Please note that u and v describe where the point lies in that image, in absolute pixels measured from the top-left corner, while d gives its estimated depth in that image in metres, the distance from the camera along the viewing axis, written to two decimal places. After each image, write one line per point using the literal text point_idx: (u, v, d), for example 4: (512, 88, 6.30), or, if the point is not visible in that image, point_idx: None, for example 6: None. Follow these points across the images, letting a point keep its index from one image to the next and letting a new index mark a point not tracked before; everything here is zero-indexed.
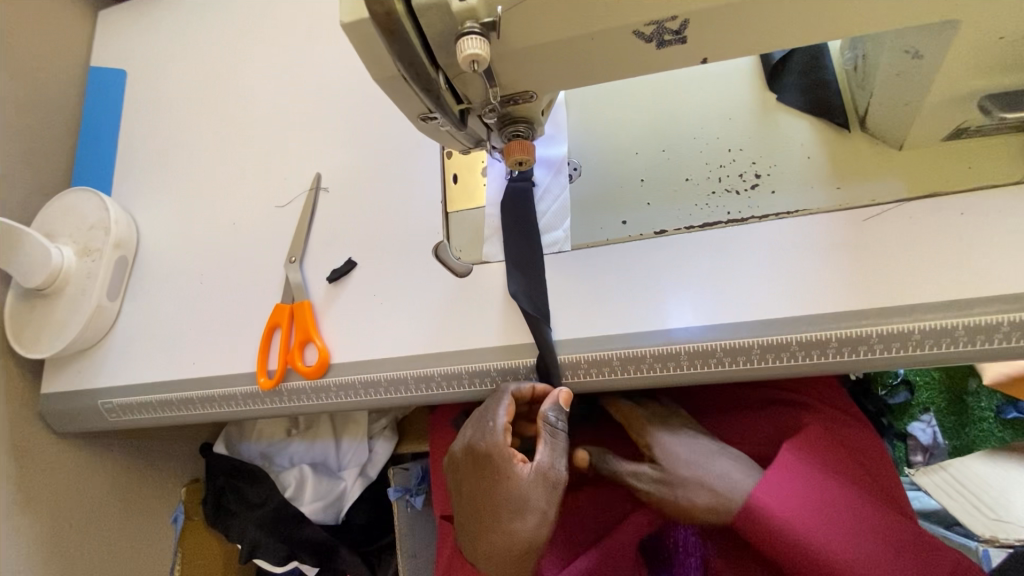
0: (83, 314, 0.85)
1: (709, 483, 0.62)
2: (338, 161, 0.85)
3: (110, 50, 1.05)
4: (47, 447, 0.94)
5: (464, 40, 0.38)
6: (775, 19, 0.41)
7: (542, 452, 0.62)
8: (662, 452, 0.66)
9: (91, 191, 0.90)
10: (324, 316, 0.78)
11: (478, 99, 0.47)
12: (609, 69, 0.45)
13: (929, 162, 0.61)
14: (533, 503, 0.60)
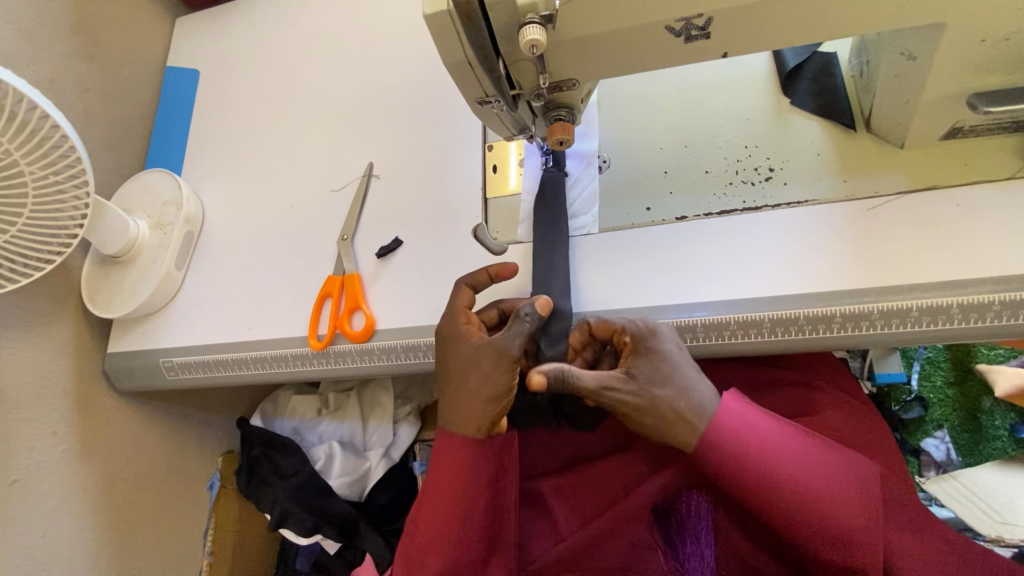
0: (153, 279, 0.94)
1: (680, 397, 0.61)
2: (389, 151, 0.94)
3: (186, 52, 1.18)
4: (108, 403, 1.02)
5: (525, 28, 0.45)
6: (782, 21, 0.48)
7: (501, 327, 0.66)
8: (643, 365, 0.62)
9: (165, 172, 1.01)
10: (371, 288, 0.87)
11: (528, 86, 0.55)
12: (641, 60, 0.52)
13: (928, 159, 0.67)
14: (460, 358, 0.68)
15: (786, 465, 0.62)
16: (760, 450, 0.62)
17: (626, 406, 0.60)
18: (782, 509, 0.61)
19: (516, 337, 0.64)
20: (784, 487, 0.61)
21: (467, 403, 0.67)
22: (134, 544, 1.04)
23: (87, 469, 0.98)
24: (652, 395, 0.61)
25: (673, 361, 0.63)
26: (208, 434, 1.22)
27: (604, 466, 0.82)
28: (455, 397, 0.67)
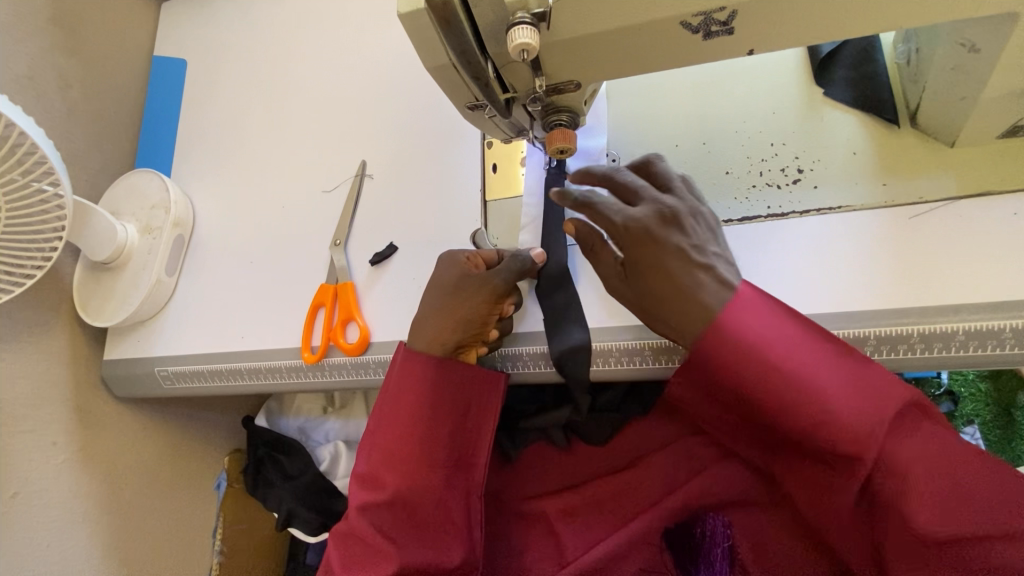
0: (144, 286, 0.91)
1: (694, 258, 0.53)
2: (383, 149, 0.88)
3: (172, 41, 1.12)
4: (108, 410, 1.01)
5: (514, 30, 0.39)
6: (824, 10, 0.40)
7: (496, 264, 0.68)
8: (658, 210, 0.55)
9: (153, 172, 0.96)
10: (365, 297, 0.82)
11: (523, 88, 0.48)
12: (651, 60, 0.45)
13: (982, 159, 0.59)
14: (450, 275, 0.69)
15: (829, 382, 0.49)
16: (818, 388, 0.49)
17: (632, 238, 0.54)
18: (834, 429, 0.49)
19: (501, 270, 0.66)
20: (834, 410, 0.49)
21: (441, 323, 0.67)
22: (142, 548, 1.04)
23: (90, 476, 0.97)
24: (662, 242, 0.54)
25: (670, 251, 0.54)
26: (212, 434, 1.21)
27: (616, 480, 0.78)
28: (429, 317, 0.68)
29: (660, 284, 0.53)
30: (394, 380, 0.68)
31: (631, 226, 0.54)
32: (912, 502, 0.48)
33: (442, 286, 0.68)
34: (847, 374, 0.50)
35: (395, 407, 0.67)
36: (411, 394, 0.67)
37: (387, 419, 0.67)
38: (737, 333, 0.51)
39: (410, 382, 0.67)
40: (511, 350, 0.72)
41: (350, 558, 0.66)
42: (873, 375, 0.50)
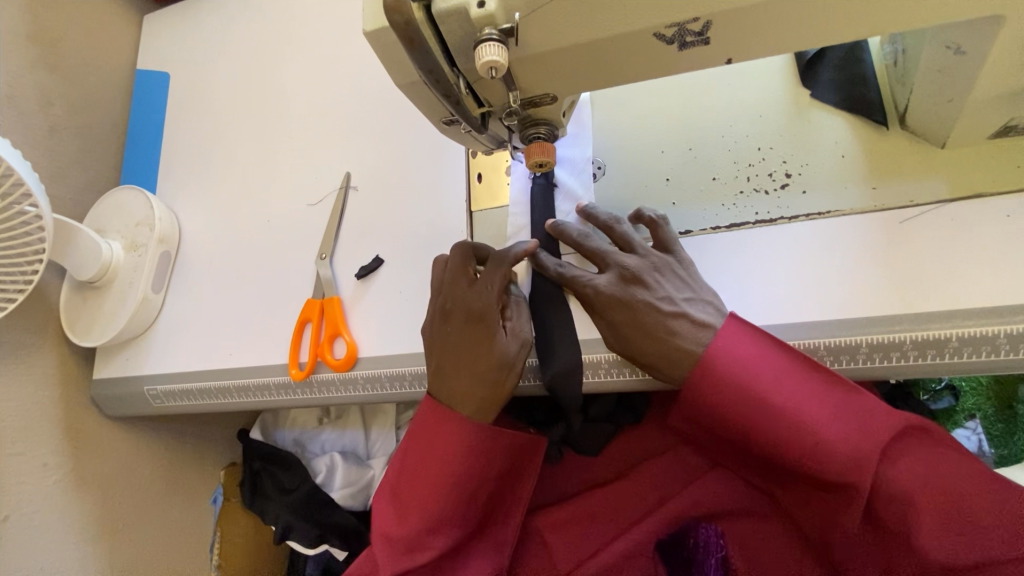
0: (130, 305, 0.90)
1: (662, 309, 0.58)
2: (366, 160, 0.87)
3: (155, 54, 1.11)
4: (99, 429, 1.00)
5: (481, 47, 0.37)
6: (802, 18, 0.39)
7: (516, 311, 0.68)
8: (629, 264, 0.61)
9: (137, 189, 0.95)
10: (352, 312, 0.81)
11: (498, 103, 0.47)
12: (625, 73, 0.44)
13: (973, 160, 0.58)
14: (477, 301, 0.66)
15: (817, 414, 0.52)
16: (804, 423, 0.52)
17: (600, 295, 0.61)
18: (817, 456, 0.51)
19: (527, 326, 0.67)
20: (815, 437, 0.51)
21: (464, 360, 0.65)
22: (138, 567, 1.03)
23: (82, 497, 0.96)
24: (631, 298, 0.60)
25: (640, 309, 0.59)
26: (207, 448, 1.20)
27: (603, 494, 0.77)
28: (457, 349, 0.66)
29: (633, 336, 0.59)
30: (438, 440, 0.64)
31: (602, 290, 0.61)
32: (918, 534, 0.48)
33: (471, 312, 0.66)
34: (834, 405, 0.52)
35: (438, 465, 0.64)
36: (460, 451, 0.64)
37: (429, 479, 0.64)
38: (722, 368, 0.55)
39: (459, 445, 0.64)
40: None
41: None
42: (860, 406, 0.52)
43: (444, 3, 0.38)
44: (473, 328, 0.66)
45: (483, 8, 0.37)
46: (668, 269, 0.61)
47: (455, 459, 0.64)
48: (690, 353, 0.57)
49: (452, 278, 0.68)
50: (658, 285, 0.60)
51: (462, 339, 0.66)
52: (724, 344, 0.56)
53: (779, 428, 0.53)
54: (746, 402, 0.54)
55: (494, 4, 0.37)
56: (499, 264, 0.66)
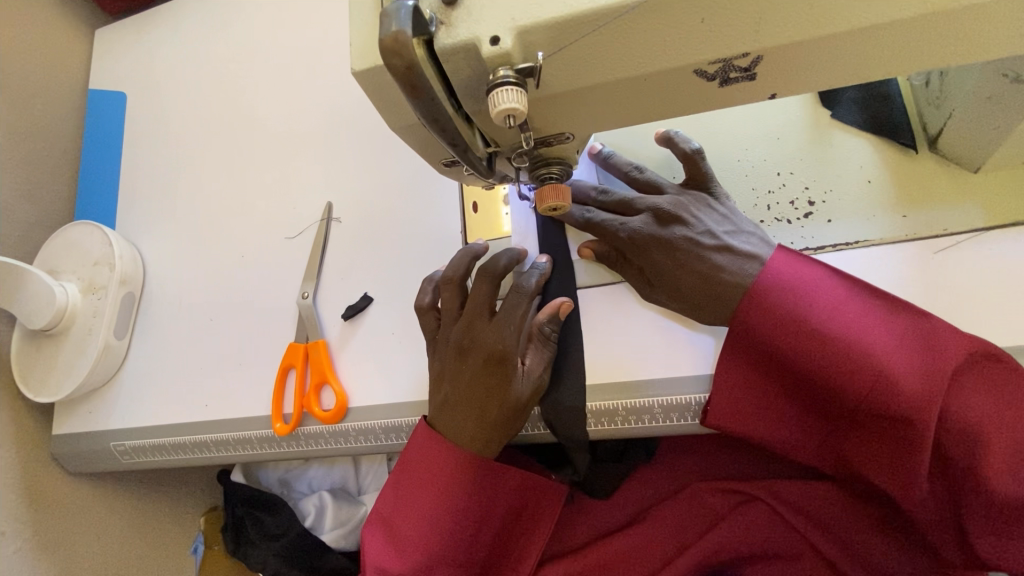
0: (90, 355, 0.81)
1: (703, 242, 0.56)
2: (349, 187, 0.80)
3: (109, 73, 1.01)
4: (62, 487, 0.91)
5: (497, 93, 0.32)
6: (859, 53, 0.34)
7: (532, 357, 0.60)
8: (664, 201, 0.58)
9: (93, 224, 0.86)
10: (339, 358, 0.74)
11: (507, 142, 0.41)
12: (654, 111, 0.39)
13: (1009, 185, 0.54)
14: (493, 338, 0.58)
15: (882, 342, 0.50)
16: (872, 351, 0.50)
17: (633, 237, 0.58)
18: (884, 385, 0.49)
19: (544, 369, 0.60)
20: (883, 364, 0.49)
21: (474, 404, 0.58)
22: None
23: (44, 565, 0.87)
24: (670, 236, 0.57)
25: (679, 246, 0.57)
26: (184, 495, 1.12)
27: (621, 538, 0.72)
28: (471, 394, 0.59)
29: (675, 275, 0.57)
30: (413, 459, 0.61)
31: (637, 232, 0.58)
32: (985, 462, 0.47)
33: (489, 351, 0.58)
34: (898, 331, 0.50)
35: (419, 482, 0.61)
36: (459, 494, 0.59)
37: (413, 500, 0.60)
38: (782, 299, 0.53)
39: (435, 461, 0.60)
40: None
41: None
42: (925, 333, 0.50)
43: (450, 40, 0.32)
44: (490, 379, 0.58)
45: (498, 46, 0.31)
46: (703, 205, 0.59)
47: (434, 472, 0.60)
48: (737, 287, 0.55)
49: (472, 311, 0.61)
50: (695, 219, 0.58)
51: (473, 384, 0.59)
52: (781, 273, 0.53)
53: (848, 357, 0.50)
54: (807, 334, 0.52)
55: (511, 40, 0.31)
56: (518, 298, 0.60)
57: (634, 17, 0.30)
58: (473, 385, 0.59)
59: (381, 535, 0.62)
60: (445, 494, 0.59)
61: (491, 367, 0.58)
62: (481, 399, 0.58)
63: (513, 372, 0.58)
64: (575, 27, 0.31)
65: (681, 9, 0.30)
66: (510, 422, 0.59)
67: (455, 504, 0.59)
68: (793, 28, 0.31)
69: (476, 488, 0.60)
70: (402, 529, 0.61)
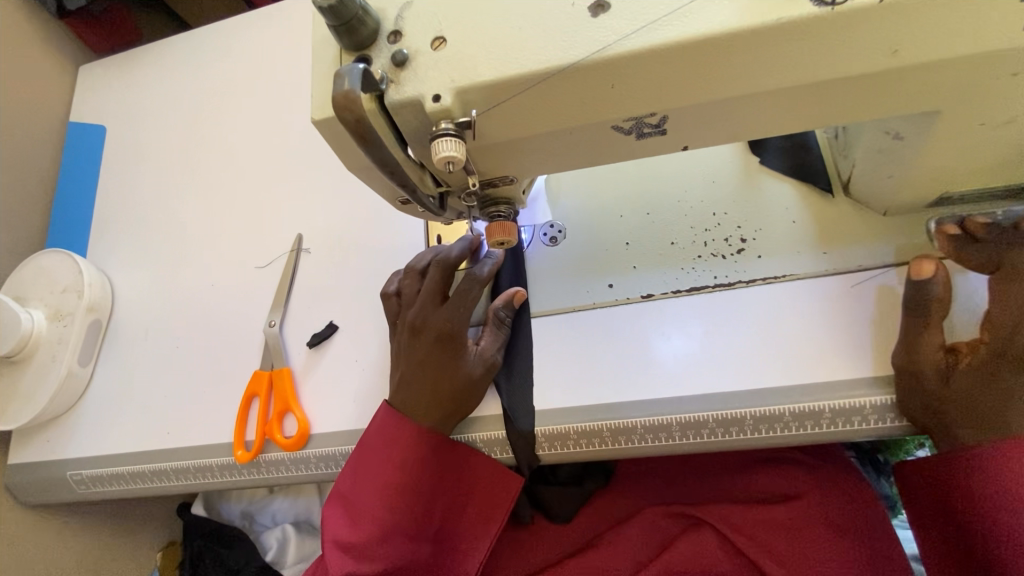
0: (52, 381, 0.81)
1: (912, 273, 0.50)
2: (320, 220, 0.84)
3: (90, 108, 1.05)
4: (15, 519, 0.89)
5: (437, 143, 0.36)
6: (753, 115, 0.40)
7: (487, 339, 0.65)
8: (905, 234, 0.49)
9: (65, 252, 0.88)
10: (304, 384, 0.76)
11: (456, 183, 0.46)
12: (583, 159, 0.44)
13: (912, 227, 0.60)
14: (447, 319, 0.62)
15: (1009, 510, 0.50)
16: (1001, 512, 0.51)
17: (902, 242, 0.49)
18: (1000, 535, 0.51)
19: (497, 350, 0.64)
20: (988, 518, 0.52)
21: (427, 381, 0.61)
22: None
23: None
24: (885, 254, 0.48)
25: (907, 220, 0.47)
26: (142, 528, 1.09)
27: (582, 563, 0.73)
28: (423, 367, 0.62)
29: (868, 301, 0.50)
30: (368, 437, 0.63)
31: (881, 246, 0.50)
32: None
33: (443, 329, 0.61)
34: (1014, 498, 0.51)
35: (374, 456, 0.61)
36: (410, 465, 0.60)
37: (366, 474, 0.61)
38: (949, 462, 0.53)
39: (390, 437, 0.61)
40: (462, 437, 0.65)
41: None
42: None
43: (398, 96, 0.37)
44: (443, 357, 0.61)
45: (439, 103, 0.36)
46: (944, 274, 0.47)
47: (389, 447, 0.61)
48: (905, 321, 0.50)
49: (426, 292, 0.63)
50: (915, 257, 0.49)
51: (427, 362, 0.62)
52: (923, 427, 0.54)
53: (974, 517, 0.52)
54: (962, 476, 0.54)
55: (450, 99, 0.36)
56: (470, 284, 0.63)
57: (555, 83, 0.36)
58: (426, 363, 0.62)
59: (339, 513, 0.63)
60: (398, 465, 0.60)
61: (444, 343, 0.61)
62: (435, 375, 0.61)
63: (465, 348, 0.62)
64: (504, 88, 0.36)
65: (593, 78, 0.35)
66: (464, 398, 0.62)
67: (409, 476, 0.60)
68: (691, 95, 0.37)
69: (431, 460, 0.61)
70: (356, 503, 0.61)
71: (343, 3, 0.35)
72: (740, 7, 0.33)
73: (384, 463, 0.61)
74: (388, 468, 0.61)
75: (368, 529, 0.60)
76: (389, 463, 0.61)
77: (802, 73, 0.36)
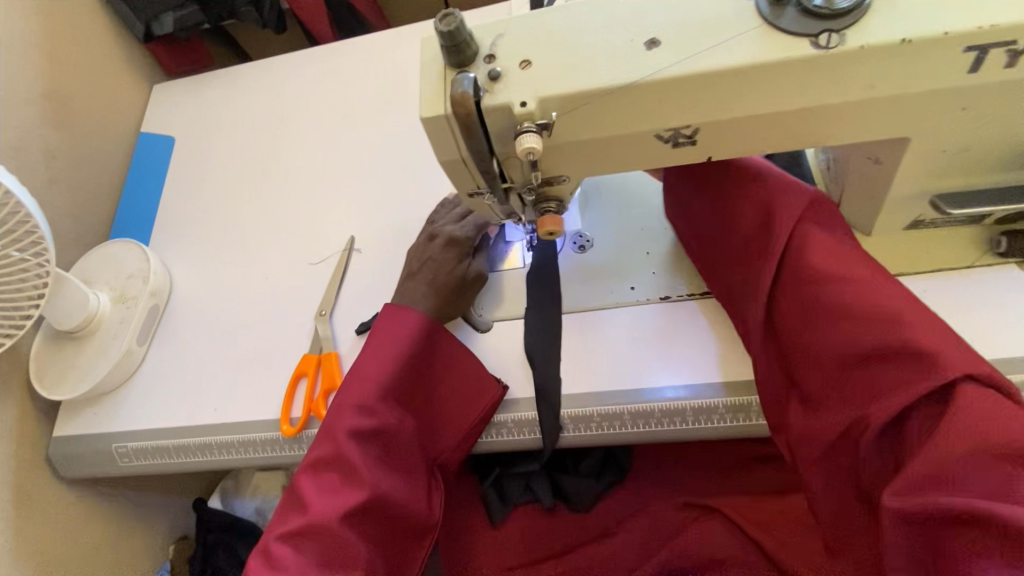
0: (112, 356, 0.88)
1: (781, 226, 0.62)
2: (371, 225, 0.94)
3: (162, 120, 1.16)
4: (51, 491, 0.93)
5: (521, 137, 0.47)
6: (764, 135, 0.51)
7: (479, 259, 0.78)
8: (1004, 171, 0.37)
9: (133, 242, 0.97)
10: (349, 368, 0.83)
11: (520, 179, 0.56)
12: (627, 164, 0.54)
13: (894, 247, 0.71)
14: (441, 244, 0.77)
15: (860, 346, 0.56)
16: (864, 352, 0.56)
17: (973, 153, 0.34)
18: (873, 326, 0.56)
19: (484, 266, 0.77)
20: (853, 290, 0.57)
21: (424, 286, 0.75)
22: None
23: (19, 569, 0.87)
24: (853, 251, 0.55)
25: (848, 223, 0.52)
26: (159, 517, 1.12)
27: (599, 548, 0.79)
28: (422, 277, 0.76)
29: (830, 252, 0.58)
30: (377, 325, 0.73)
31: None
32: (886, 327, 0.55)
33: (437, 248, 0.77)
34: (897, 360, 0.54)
35: (380, 336, 0.71)
36: (409, 341, 0.71)
37: (371, 350, 0.70)
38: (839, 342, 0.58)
39: (395, 322, 0.72)
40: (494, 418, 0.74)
41: (317, 480, 0.65)
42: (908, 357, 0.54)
43: (492, 101, 0.47)
44: (437, 267, 0.76)
45: (525, 107, 0.47)
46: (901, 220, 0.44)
47: (393, 330, 0.71)
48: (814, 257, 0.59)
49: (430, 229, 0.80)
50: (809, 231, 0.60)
51: (426, 275, 0.76)
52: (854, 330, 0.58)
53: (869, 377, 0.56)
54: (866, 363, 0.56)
55: (534, 105, 0.47)
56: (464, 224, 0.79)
57: (615, 96, 0.46)
58: (424, 275, 0.76)
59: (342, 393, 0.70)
60: (400, 341, 0.71)
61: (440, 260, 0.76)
62: (430, 282, 0.75)
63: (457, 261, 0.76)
64: (576, 98, 0.46)
65: (644, 94, 0.46)
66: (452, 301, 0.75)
67: (408, 353, 0.70)
68: (718, 113, 0.48)
69: (424, 346, 0.72)
70: (358, 379, 0.69)
71: (459, 29, 0.46)
72: (758, 48, 0.45)
73: (389, 339, 0.71)
74: (390, 344, 0.70)
75: (367, 398, 0.67)
76: (391, 339, 0.71)
77: (803, 100, 0.47)
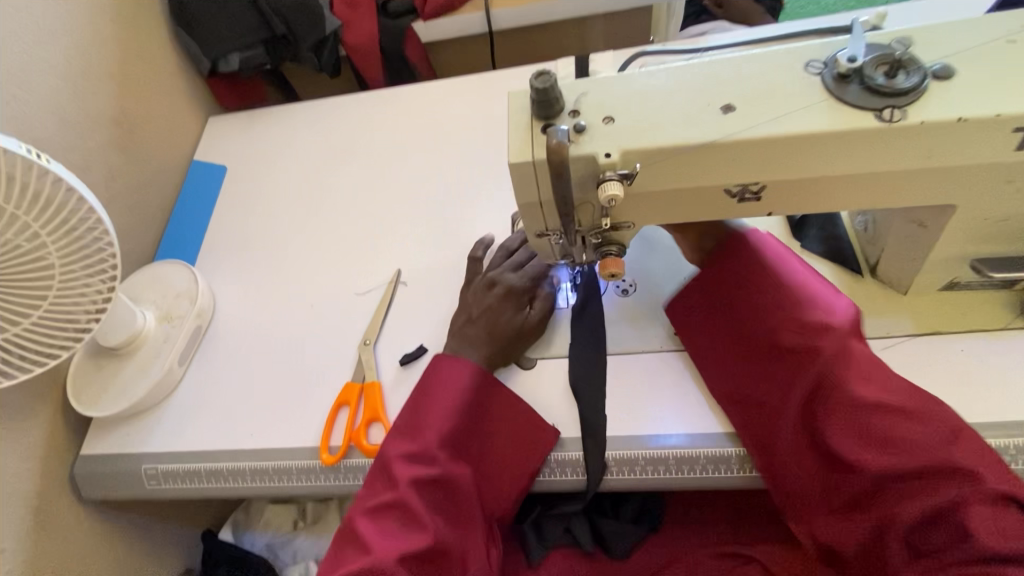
0: (153, 375, 0.89)
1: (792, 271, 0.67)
2: (417, 259, 0.97)
3: (215, 150, 1.22)
4: (69, 510, 0.91)
5: (605, 184, 0.51)
6: (822, 195, 0.55)
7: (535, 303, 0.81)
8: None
9: (182, 263, 0.99)
10: (391, 398, 0.84)
11: (589, 224, 0.59)
12: (692, 215, 0.58)
13: (930, 306, 0.74)
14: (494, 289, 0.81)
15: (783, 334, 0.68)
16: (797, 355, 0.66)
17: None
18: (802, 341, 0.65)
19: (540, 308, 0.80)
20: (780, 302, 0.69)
21: (479, 329, 0.79)
22: None
23: None
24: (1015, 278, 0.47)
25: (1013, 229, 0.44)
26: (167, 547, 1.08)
27: None
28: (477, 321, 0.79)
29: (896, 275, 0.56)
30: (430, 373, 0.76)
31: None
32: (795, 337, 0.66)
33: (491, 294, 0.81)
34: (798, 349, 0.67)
35: (434, 385, 0.74)
36: (465, 389, 0.74)
37: (427, 399, 0.73)
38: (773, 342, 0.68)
39: (450, 371, 0.75)
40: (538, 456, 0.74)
41: (383, 526, 0.67)
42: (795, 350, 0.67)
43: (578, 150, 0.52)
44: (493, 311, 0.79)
45: (609, 158, 0.51)
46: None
47: (448, 378, 0.74)
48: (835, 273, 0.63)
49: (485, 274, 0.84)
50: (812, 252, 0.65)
51: (482, 318, 0.79)
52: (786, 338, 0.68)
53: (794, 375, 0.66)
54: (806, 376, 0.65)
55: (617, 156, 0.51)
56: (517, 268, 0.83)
57: (693, 153, 0.51)
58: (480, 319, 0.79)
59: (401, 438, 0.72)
60: (456, 389, 0.74)
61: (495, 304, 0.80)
62: (485, 324, 0.78)
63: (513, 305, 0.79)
64: (657, 152, 0.51)
65: (719, 152, 0.51)
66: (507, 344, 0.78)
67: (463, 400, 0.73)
68: (783, 172, 0.52)
69: (478, 394, 0.74)
70: (417, 427, 0.72)
71: (551, 87, 0.51)
72: (825, 117, 0.50)
73: (445, 386, 0.74)
74: (446, 392, 0.73)
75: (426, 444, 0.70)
76: (447, 387, 0.74)
77: (860, 165, 0.52)
